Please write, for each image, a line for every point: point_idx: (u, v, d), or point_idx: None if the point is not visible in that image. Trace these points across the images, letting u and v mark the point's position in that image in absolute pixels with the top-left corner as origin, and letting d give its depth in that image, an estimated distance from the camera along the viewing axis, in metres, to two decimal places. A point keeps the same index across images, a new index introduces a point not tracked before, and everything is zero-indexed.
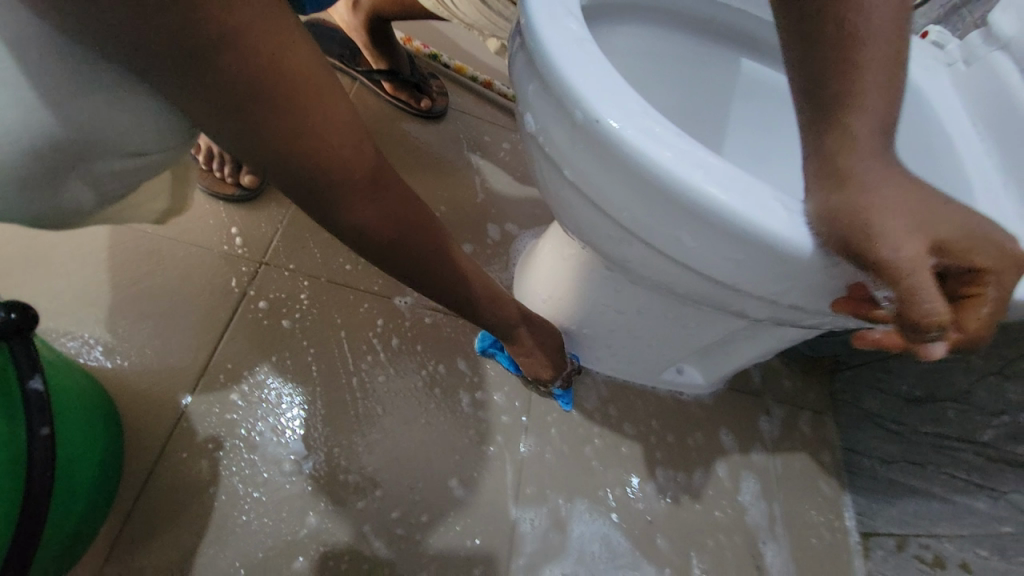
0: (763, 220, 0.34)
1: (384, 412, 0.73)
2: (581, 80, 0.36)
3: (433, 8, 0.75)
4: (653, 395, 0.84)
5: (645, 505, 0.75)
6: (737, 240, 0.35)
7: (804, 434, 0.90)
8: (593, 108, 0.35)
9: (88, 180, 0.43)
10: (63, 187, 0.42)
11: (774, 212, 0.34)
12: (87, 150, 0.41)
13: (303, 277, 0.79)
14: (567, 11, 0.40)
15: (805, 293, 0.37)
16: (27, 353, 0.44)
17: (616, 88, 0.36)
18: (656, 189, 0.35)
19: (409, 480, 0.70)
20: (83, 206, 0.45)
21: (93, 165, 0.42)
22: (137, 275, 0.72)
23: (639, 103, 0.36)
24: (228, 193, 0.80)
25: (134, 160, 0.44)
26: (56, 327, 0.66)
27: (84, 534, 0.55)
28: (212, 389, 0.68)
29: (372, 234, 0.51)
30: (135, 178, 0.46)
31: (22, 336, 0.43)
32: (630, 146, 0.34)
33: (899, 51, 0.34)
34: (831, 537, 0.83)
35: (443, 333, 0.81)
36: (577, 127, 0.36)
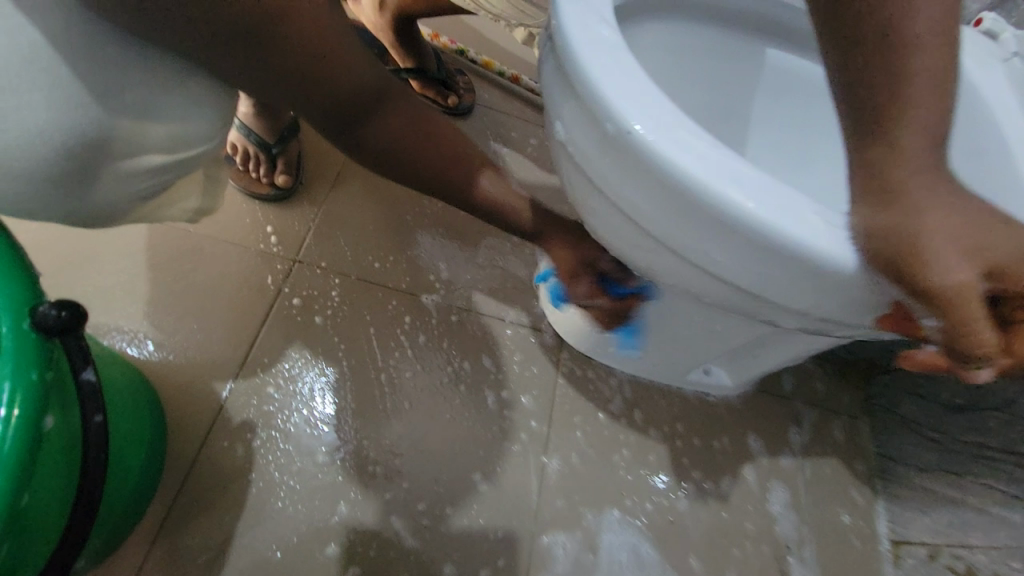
0: (797, 232, 0.33)
1: (411, 407, 0.75)
2: (611, 90, 0.35)
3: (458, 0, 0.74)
4: (678, 396, 0.83)
5: (668, 507, 0.75)
6: (769, 249, 0.34)
7: (836, 440, 0.88)
8: (624, 117, 0.35)
9: (126, 176, 0.46)
10: (102, 181, 0.45)
11: (809, 224, 0.34)
12: (126, 146, 0.44)
13: (335, 275, 0.81)
14: (596, 16, 0.39)
15: (840, 309, 0.37)
16: (80, 348, 0.42)
17: (648, 97, 0.35)
18: (686, 200, 0.35)
19: (434, 473, 0.72)
20: (118, 203, 0.48)
21: (131, 161, 0.45)
22: (180, 272, 0.76)
23: (672, 113, 0.35)
24: (263, 192, 0.83)
25: (167, 157, 0.47)
26: (108, 320, 0.71)
27: (134, 508, 0.60)
28: (251, 383, 0.72)
29: (401, 156, 0.56)
30: (173, 174, 0.50)
31: (75, 333, 0.42)
32: (661, 158, 0.34)
33: (945, 62, 0.32)
34: (860, 544, 0.81)
35: (469, 330, 0.82)
36: (607, 137, 0.36)
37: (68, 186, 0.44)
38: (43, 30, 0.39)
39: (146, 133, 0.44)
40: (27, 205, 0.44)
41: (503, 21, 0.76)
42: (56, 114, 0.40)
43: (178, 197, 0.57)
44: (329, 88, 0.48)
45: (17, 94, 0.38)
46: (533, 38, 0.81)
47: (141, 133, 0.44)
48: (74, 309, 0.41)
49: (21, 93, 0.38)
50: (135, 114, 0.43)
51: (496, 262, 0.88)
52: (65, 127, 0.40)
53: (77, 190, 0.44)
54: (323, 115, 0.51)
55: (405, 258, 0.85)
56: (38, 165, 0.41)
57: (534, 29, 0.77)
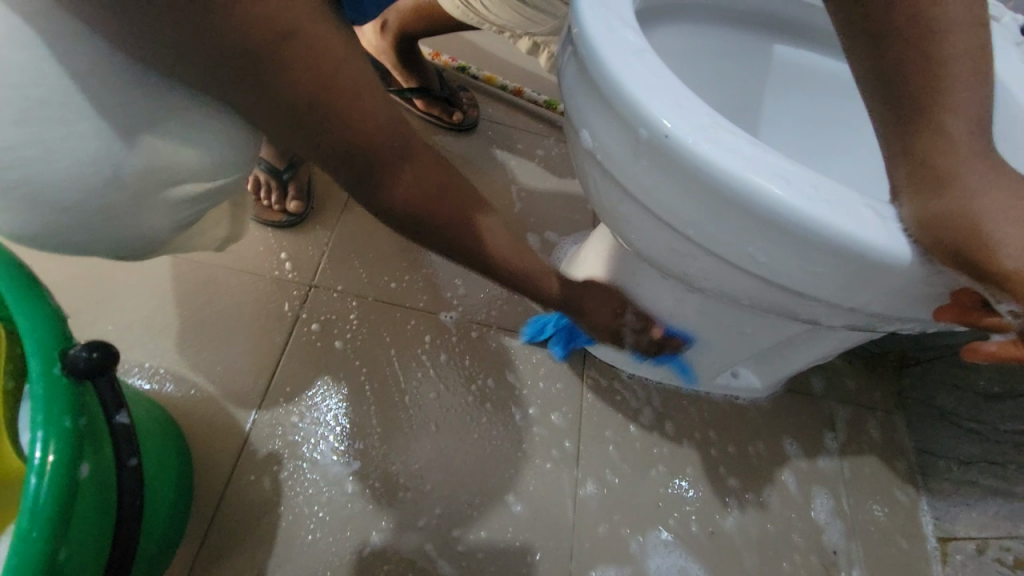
0: (849, 227, 0.32)
1: (437, 428, 0.73)
2: (644, 93, 0.35)
3: (463, 17, 0.75)
4: (708, 401, 0.81)
5: (708, 518, 0.73)
6: (819, 247, 0.33)
7: (872, 437, 0.85)
8: (659, 121, 0.34)
9: (165, 207, 0.46)
10: (143, 213, 0.46)
11: (860, 218, 0.33)
12: (163, 178, 0.44)
13: (351, 297, 0.80)
14: (620, 21, 0.38)
15: (889, 301, 0.36)
16: (111, 389, 0.41)
17: (682, 99, 0.35)
18: (729, 201, 0.34)
19: (466, 495, 0.70)
20: (161, 232, 0.49)
21: (168, 192, 0.45)
22: (197, 304, 0.75)
23: (708, 113, 0.34)
24: (275, 219, 0.83)
25: (203, 187, 0.47)
26: (128, 358, 0.70)
27: (167, 548, 0.58)
28: (275, 413, 0.70)
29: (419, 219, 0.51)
30: (214, 201, 0.50)
31: (107, 374, 0.41)
32: (702, 160, 0.33)
33: (979, 48, 0.31)
34: (906, 543, 0.79)
35: (490, 346, 0.81)
36: (642, 142, 0.35)
37: (111, 214, 0.45)
38: (73, 73, 0.40)
39: (186, 162, 0.45)
40: (74, 236, 0.46)
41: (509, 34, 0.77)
42: (101, 143, 0.41)
43: (209, 227, 0.57)
44: (349, 143, 0.44)
45: (66, 125, 0.40)
46: (536, 49, 0.81)
47: (180, 161, 0.44)
48: (106, 349, 0.40)
49: (67, 124, 0.40)
50: (174, 142, 0.44)
51: None
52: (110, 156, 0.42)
53: (118, 218, 0.45)
54: (345, 174, 0.47)
55: (421, 276, 0.85)
56: (84, 193, 0.42)
57: (539, 37, 0.77)
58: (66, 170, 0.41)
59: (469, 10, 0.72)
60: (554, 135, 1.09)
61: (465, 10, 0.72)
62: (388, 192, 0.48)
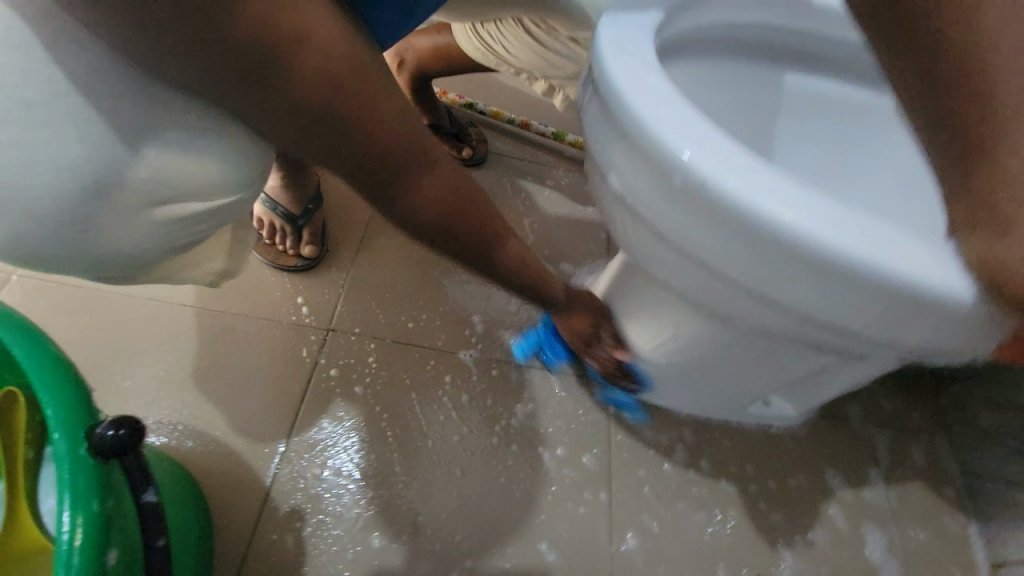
0: (897, 267, 0.32)
1: (463, 474, 0.71)
2: (677, 141, 0.34)
3: (483, 59, 0.81)
4: (740, 432, 0.79)
5: (750, 558, 0.69)
6: (861, 284, 0.33)
7: (914, 461, 0.82)
8: (694, 166, 0.34)
9: (154, 225, 0.45)
10: (127, 229, 0.44)
11: (908, 257, 0.32)
12: (158, 195, 0.44)
13: (369, 340, 0.79)
14: (645, 66, 0.38)
15: (943, 337, 0.35)
16: (140, 469, 0.39)
17: (717, 145, 0.34)
18: (775, 245, 0.33)
19: (496, 545, 0.67)
20: (142, 251, 0.47)
21: (158, 210, 0.45)
22: (214, 354, 0.74)
23: (745, 158, 0.34)
24: (291, 264, 0.82)
25: (195, 208, 0.47)
26: (145, 415, 0.69)
27: None
28: (296, 465, 0.68)
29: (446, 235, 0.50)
30: (207, 224, 0.50)
31: (135, 452, 0.38)
32: (743, 206, 0.33)
33: None
34: (961, 575, 0.74)
35: (512, 384, 0.78)
36: (676, 187, 0.35)
37: (76, 230, 0.43)
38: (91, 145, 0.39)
39: (177, 181, 0.44)
40: (49, 248, 0.44)
41: (526, 76, 0.81)
42: (84, 152, 0.39)
43: (203, 261, 0.57)
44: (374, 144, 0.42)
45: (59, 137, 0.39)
46: (546, 87, 0.82)
47: (169, 178, 0.43)
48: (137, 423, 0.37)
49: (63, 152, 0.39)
50: (171, 158, 0.43)
51: (531, 309, 0.86)
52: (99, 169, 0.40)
53: (96, 232, 0.44)
54: (376, 197, 0.46)
55: (438, 314, 0.83)
56: (62, 204, 0.41)
57: (552, 78, 0.79)
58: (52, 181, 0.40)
59: (488, 51, 0.78)
60: (563, 165, 1.09)
61: (485, 52, 0.79)
62: (402, 191, 0.45)
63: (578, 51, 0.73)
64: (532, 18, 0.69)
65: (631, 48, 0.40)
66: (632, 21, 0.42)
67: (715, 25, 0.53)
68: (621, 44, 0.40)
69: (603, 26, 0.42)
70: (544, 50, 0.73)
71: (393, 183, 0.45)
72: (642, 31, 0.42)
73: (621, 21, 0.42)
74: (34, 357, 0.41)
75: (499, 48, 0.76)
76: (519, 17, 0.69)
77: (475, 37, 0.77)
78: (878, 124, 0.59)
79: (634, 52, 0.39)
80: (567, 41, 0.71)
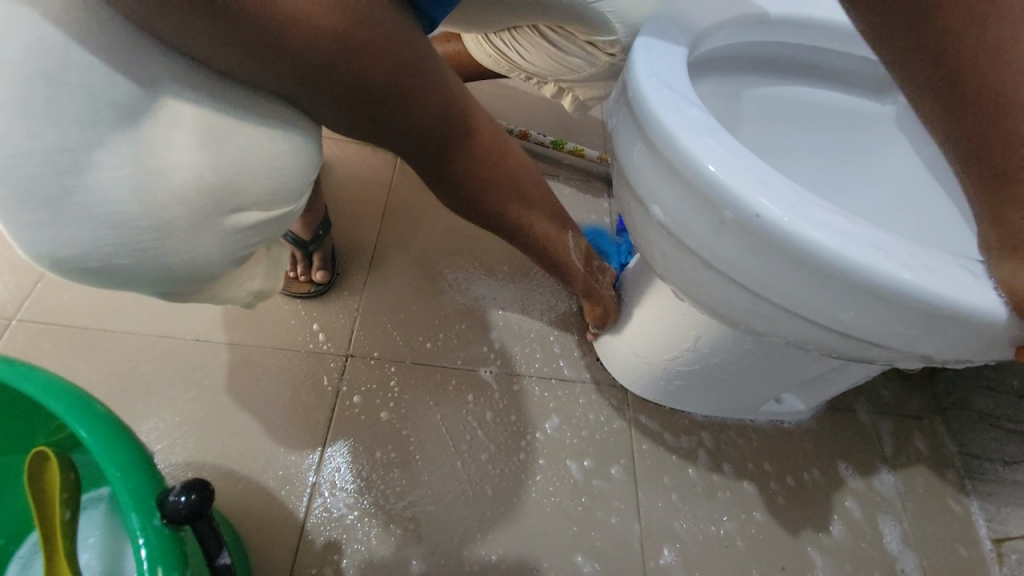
0: (945, 290, 0.34)
1: (494, 492, 0.72)
2: (728, 175, 0.35)
3: (493, 65, 0.82)
4: (756, 430, 0.81)
5: (773, 551, 0.73)
6: (911, 309, 0.34)
7: (916, 446, 0.86)
8: (747, 201, 0.35)
9: (226, 232, 0.44)
10: (201, 238, 0.43)
11: (953, 279, 0.34)
12: (233, 199, 0.43)
13: (389, 363, 0.79)
14: (685, 100, 0.40)
15: (977, 350, 0.37)
16: (208, 534, 0.44)
17: (766, 178, 0.36)
18: (826, 273, 0.35)
19: (532, 559, 0.68)
20: (212, 264, 0.45)
21: (233, 215, 0.44)
22: (234, 389, 0.73)
23: (793, 189, 0.36)
24: (304, 290, 0.81)
25: (264, 214, 0.46)
26: (169, 457, 0.67)
27: None
28: (327, 497, 0.68)
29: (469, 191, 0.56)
30: (268, 234, 0.48)
31: (202, 517, 0.44)
32: (796, 238, 0.34)
33: None
34: (966, 552, 0.79)
35: (535, 398, 0.79)
36: (726, 220, 0.36)
37: (151, 240, 0.42)
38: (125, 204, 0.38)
39: (241, 180, 0.43)
40: (123, 264, 0.43)
41: (537, 81, 0.81)
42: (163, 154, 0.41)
43: (240, 278, 0.52)
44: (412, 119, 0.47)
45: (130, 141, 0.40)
46: (554, 90, 0.82)
47: (232, 177, 0.43)
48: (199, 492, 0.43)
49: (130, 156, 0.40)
50: (244, 155, 0.43)
51: (546, 321, 0.87)
52: (169, 169, 0.41)
53: (172, 240, 0.43)
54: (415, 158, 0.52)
55: (455, 333, 0.83)
56: (136, 206, 0.41)
57: (564, 82, 0.79)
58: (132, 184, 0.40)
59: (500, 57, 0.79)
60: (563, 173, 1.10)
61: (496, 59, 0.80)
62: (436, 152, 0.51)
63: (594, 54, 0.73)
64: (548, 23, 0.70)
65: (667, 80, 0.41)
66: (662, 51, 0.43)
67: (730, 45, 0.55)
68: (660, 77, 0.41)
69: (634, 58, 0.43)
70: (559, 53, 0.74)
71: (429, 148, 0.51)
72: (675, 61, 0.43)
73: (651, 50, 0.43)
74: (104, 439, 0.45)
75: (513, 54, 0.77)
76: (535, 23, 0.70)
77: (488, 45, 0.78)
78: (882, 129, 0.61)
79: (671, 83, 0.41)
80: (582, 44, 0.72)
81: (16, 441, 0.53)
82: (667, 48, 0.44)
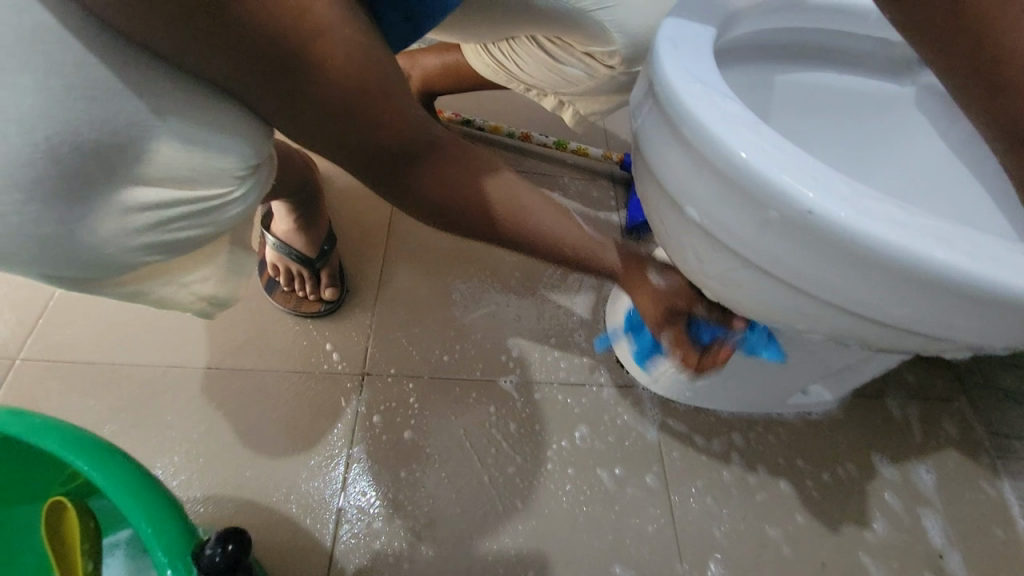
0: (1009, 279, 0.32)
1: (524, 506, 0.70)
2: (774, 171, 0.34)
3: (492, 76, 0.81)
4: (782, 424, 0.80)
5: (809, 548, 0.72)
6: (969, 299, 0.33)
7: (945, 429, 0.85)
8: (794, 197, 0.33)
9: (140, 211, 0.44)
10: (115, 211, 0.43)
11: (1016, 267, 0.33)
12: (154, 179, 0.43)
13: (407, 379, 0.77)
14: (718, 94, 0.38)
15: None
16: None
17: (813, 172, 0.34)
18: (882, 268, 0.33)
19: (570, 573, 0.66)
20: (126, 244, 0.45)
21: (153, 194, 0.44)
22: (250, 416, 0.71)
23: (843, 182, 0.34)
24: (314, 310, 0.79)
25: (189, 200, 0.45)
26: (187, 493, 0.65)
27: None
28: (355, 523, 0.66)
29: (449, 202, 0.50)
30: (198, 221, 0.47)
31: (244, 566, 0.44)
32: (850, 234, 0.32)
33: None
34: (1005, 534, 0.77)
35: (558, 404, 0.78)
36: (771, 217, 0.34)
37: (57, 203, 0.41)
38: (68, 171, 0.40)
39: (172, 169, 0.43)
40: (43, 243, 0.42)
41: (535, 93, 0.81)
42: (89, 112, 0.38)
43: (180, 273, 0.52)
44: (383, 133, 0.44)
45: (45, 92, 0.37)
46: (552, 103, 0.82)
47: (165, 167, 0.43)
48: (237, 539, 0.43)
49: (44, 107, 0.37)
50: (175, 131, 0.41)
51: (562, 325, 0.85)
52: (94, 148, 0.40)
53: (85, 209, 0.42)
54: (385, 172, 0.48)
55: (471, 344, 0.81)
56: (59, 193, 0.40)
57: (564, 95, 0.79)
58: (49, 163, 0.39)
59: (498, 68, 0.79)
60: (567, 174, 1.08)
61: (495, 70, 0.79)
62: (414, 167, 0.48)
63: (593, 66, 0.71)
64: (546, 34, 0.68)
65: (696, 74, 0.39)
66: (690, 43, 0.41)
67: (746, 36, 0.53)
68: (692, 72, 0.39)
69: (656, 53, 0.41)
70: (558, 66, 0.72)
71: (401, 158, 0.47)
72: (704, 52, 0.41)
73: (676, 43, 0.41)
74: (125, 487, 0.44)
75: (512, 66, 0.76)
76: (533, 35, 0.69)
77: (486, 55, 0.78)
78: (904, 107, 0.59)
79: (699, 76, 0.39)
80: (579, 57, 0.70)
81: (26, 489, 0.51)
82: (693, 37, 0.42)
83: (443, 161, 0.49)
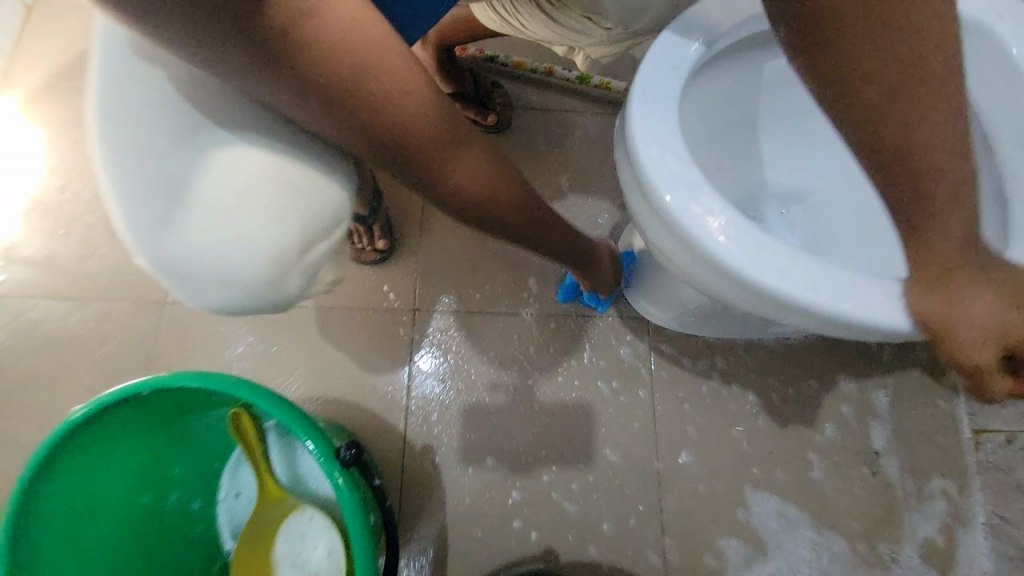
0: (860, 308, 0.45)
1: (541, 406, 0.94)
2: (697, 226, 0.47)
3: (499, 27, 0.83)
4: (761, 348, 0.96)
5: (764, 440, 0.94)
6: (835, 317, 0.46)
7: (917, 354, 0.96)
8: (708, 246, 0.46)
9: (313, 258, 0.51)
10: (297, 266, 0.50)
11: (870, 299, 0.45)
12: (317, 231, 0.49)
13: (448, 313, 0.97)
14: (669, 151, 0.49)
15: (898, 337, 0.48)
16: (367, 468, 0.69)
17: (727, 225, 0.47)
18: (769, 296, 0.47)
19: (574, 453, 0.92)
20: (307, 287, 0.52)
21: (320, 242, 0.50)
22: (336, 340, 0.95)
23: (748, 233, 0.46)
24: (371, 258, 0.97)
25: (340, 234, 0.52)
26: (303, 393, 0.93)
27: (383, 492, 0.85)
28: (419, 414, 0.93)
29: (473, 199, 0.56)
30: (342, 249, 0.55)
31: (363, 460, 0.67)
32: (745, 274, 0.46)
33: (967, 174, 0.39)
34: (945, 439, 0.94)
35: (570, 331, 0.96)
36: (694, 255, 0.48)
37: (259, 283, 0.48)
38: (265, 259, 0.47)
39: (319, 195, 0.48)
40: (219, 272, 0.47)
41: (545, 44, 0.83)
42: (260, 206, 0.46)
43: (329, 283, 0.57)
44: (419, 135, 0.46)
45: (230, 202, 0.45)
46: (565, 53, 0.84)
47: (320, 212, 0.49)
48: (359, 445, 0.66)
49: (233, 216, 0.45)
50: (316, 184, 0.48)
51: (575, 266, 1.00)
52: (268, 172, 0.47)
53: (278, 279, 0.49)
54: (410, 175, 0.50)
55: (499, 283, 0.99)
56: (261, 273, 0.47)
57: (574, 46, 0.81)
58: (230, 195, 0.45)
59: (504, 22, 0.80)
60: (589, 110, 1.12)
61: (501, 23, 0.81)
62: (441, 169, 0.51)
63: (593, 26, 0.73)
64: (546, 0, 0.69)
65: (654, 128, 0.50)
66: (660, 88, 0.52)
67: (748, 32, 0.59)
68: (652, 129, 0.50)
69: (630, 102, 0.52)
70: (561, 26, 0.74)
71: (426, 155, 0.49)
72: (667, 99, 0.51)
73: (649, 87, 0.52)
74: (283, 412, 0.65)
75: (516, 23, 0.78)
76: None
77: (492, 13, 0.79)
78: None
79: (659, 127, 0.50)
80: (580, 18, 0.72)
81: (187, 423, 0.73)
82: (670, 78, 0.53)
83: (466, 161, 0.53)
